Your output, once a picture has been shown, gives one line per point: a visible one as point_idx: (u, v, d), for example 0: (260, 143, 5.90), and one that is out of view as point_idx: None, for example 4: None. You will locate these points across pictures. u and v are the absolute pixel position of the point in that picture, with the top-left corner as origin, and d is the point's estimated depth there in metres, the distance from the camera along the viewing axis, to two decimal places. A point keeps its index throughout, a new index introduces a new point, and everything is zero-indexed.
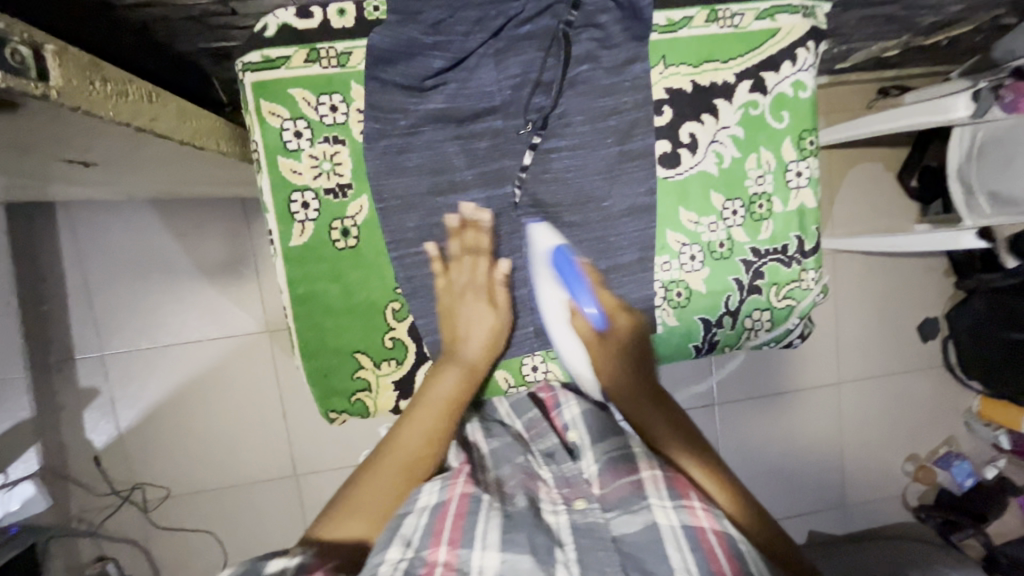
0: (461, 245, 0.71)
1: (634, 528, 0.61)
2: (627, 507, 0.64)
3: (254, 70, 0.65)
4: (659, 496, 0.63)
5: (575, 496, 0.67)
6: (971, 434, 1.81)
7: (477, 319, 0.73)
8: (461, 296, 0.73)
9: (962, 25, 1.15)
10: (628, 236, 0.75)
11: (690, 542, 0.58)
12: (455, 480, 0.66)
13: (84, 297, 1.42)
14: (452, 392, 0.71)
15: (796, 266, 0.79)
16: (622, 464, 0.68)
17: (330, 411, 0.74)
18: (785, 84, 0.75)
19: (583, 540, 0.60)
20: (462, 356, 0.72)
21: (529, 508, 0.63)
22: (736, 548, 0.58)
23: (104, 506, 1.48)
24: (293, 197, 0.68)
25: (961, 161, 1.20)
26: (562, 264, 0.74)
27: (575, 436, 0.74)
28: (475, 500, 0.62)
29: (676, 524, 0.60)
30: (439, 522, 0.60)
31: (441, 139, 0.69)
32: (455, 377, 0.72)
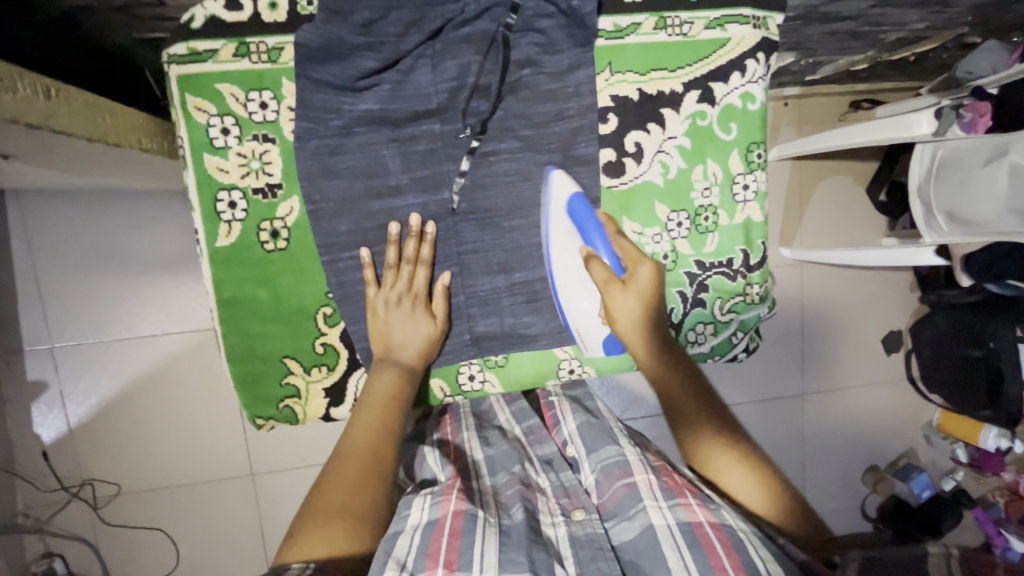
0: (400, 254, 0.69)
1: (631, 533, 0.66)
2: (622, 515, 0.69)
3: (179, 63, 0.62)
4: (653, 498, 0.68)
5: (573, 506, 0.73)
6: (929, 447, 1.82)
7: (413, 325, 0.70)
8: (403, 305, 0.69)
9: (929, 42, 1.14)
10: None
11: (686, 538, 0.61)
12: (447, 496, 0.66)
13: (34, 288, 1.37)
14: (396, 386, 0.70)
15: (741, 280, 0.79)
16: (615, 470, 0.75)
17: (257, 416, 0.72)
18: (733, 95, 0.74)
19: (582, 548, 0.64)
20: (399, 355, 0.70)
21: (525, 519, 0.66)
22: (733, 535, 0.60)
23: (53, 502, 1.44)
24: (220, 196, 0.65)
25: (922, 177, 1.20)
26: (578, 212, 0.67)
27: (573, 451, 0.85)
28: (470, 517, 0.62)
29: (671, 522, 0.63)
30: (436, 542, 0.59)
31: (376, 141, 0.66)
32: (394, 376, 0.70)
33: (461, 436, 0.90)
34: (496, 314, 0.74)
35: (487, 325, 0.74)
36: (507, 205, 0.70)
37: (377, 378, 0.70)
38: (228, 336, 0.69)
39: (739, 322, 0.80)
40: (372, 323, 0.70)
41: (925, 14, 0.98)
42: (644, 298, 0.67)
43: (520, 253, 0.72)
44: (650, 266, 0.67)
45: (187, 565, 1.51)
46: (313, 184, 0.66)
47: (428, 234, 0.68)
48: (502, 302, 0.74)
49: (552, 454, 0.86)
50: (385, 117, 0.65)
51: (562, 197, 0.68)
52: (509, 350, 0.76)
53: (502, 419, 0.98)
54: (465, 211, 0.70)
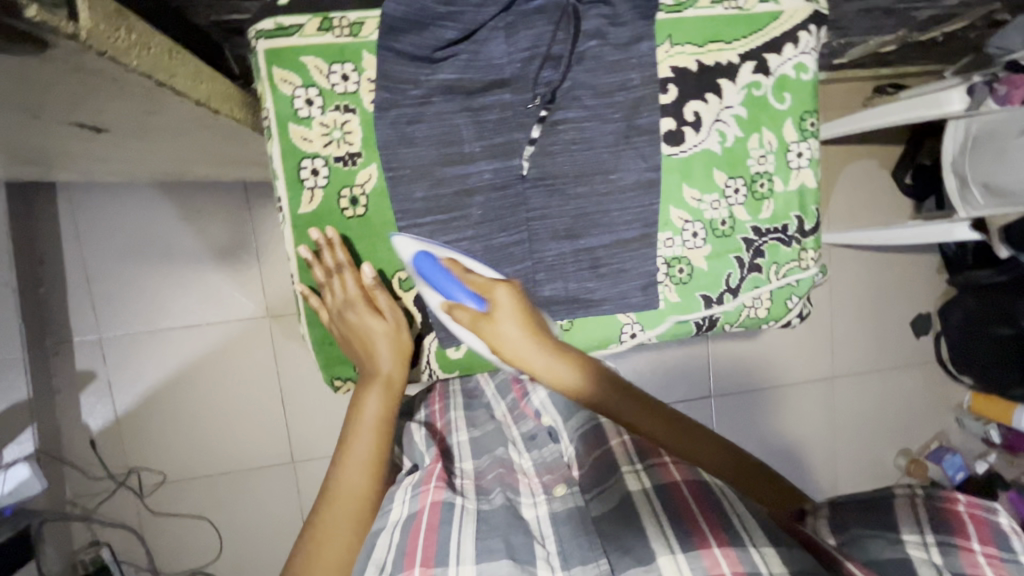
0: (324, 269, 0.71)
1: (610, 504, 0.64)
2: (599, 488, 0.68)
3: (268, 37, 0.66)
4: (628, 463, 0.68)
5: (555, 482, 0.73)
6: (961, 430, 1.83)
7: (372, 330, 0.72)
8: (348, 313, 0.71)
9: (959, 20, 1.17)
10: (631, 210, 0.75)
11: (662, 501, 0.61)
12: (425, 488, 0.67)
13: (85, 280, 1.42)
14: (383, 409, 0.71)
15: (795, 246, 0.81)
16: (591, 440, 0.75)
17: (335, 377, 0.77)
18: (787, 66, 0.76)
19: (561, 526, 0.64)
20: (380, 373, 0.72)
21: (504, 505, 0.67)
22: (710, 495, 0.60)
23: (100, 490, 1.47)
24: (303, 164, 0.68)
25: (956, 153, 1.22)
26: (426, 267, 0.68)
27: (549, 420, 0.84)
28: (447, 509, 0.63)
29: (647, 486, 0.64)
30: (413, 539, 0.59)
31: (452, 110, 0.69)
32: (379, 397, 0.72)
33: (447, 417, 0.92)
34: (560, 280, 0.76)
35: (552, 291, 0.76)
36: (573, 172, 0.73)
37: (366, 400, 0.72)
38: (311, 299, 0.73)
39: (794, 287, 0.82)
40: (347, 339, 0.72)
41: None
42: (516, 315, 0.69)
43: (585, 220, 0.75)
44: (504, 288, 0.68)
45: (230, 553, 1.53)
46: (390, 152, 0.69)
47: (332, 238, 0.70)
48: (566, 268, 0.76)
49: (534, 428, 0.85)
50: (460, 85, 0.68)
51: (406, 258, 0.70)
52: (571, 314, 0.77)
53: (489, 395, 0.98)
54: (534, 178, 0.72)
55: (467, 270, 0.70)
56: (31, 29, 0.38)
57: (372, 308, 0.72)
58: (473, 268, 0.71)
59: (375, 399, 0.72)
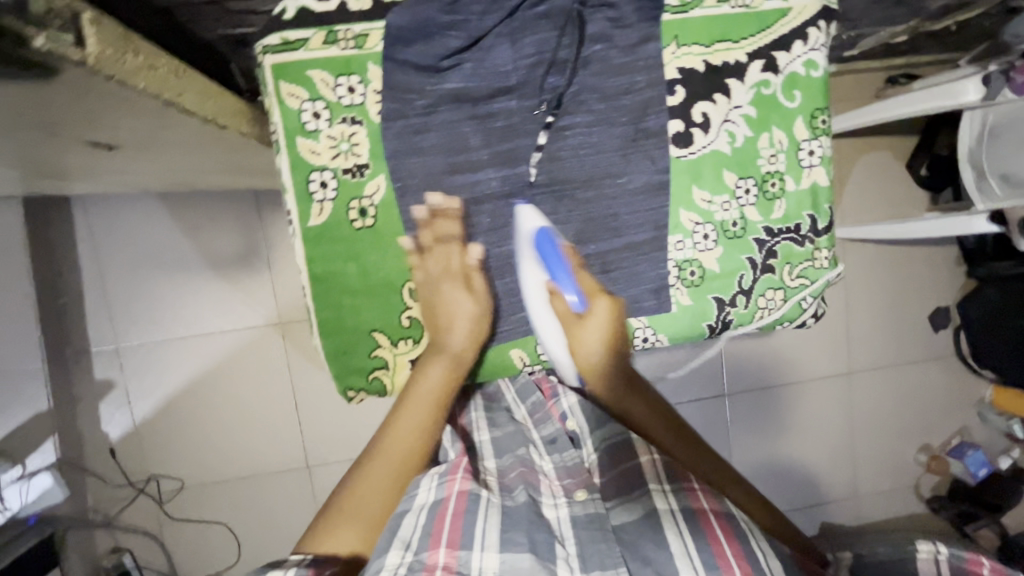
0: (431, 235, 0.70)
1: (631, 516, 0.70)
2: (624, 497, 0.73)
3: (274, 53, 0.66)
4: (657, 482, 0.73)
5: (576, 487, 0.76)
6: (983, 425, 1.79)
7: (455, 306, 0.71)
8: (441, 287, 0.71)
9: (974, 8, 1.14)
10: (640, 214, 0.75)
11: (688, 525, 0.67)
12: (453, 475, 0.70)
13: (101, 291, 1.44)
14: (443, 383, 0.72)
15: (808, 246, 0.80)
16: (619, 454, 0.78)
17: (348, 389, 0.74)
18: (796, 63, 0.75)
19: (581, 530, 0.68)
20: (450, 348, 0.71)
21: (527, 503, 0.69)
22: (733, 523, 0.67)
23: (121, 497, 1.49)
24: (312, 177, 0.69)
25: (973, 145, 1.18)
26: (544, 245, 0.70)
27: (574, 425, 0.85)
28: (474, 499, 0.67)
29: (673, 507, 0.69)
30: (438, 523, 0.64)
31: (457, 120, 0.69)
32: (444, 370, 0.72)
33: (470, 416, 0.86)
34: None
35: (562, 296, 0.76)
36: (581, 177, 0.73)
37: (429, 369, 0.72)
38: (322, 311, 0.72)
39: (808, 287, 0.81)
40: (422, 308, 0.72)
41: None
42: (605, 327, 0.73)
43: (594, 224, 0.74)
44: (606, 300, 0.72)
45: (249, 557, 1.55)
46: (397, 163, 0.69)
47: (452, 210, 0.70)
48: (577, 274, 0.75)
49: (556, 432, 0.83)
50: (465, 94, 0.68)
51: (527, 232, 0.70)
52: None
53: (510, 399, 0.89)
54: (544, 185, 0.72)
55: (579, 266, 0.73)
56: (37, 57, 0.39)
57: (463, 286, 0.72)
58: (585, 265, 0.74)
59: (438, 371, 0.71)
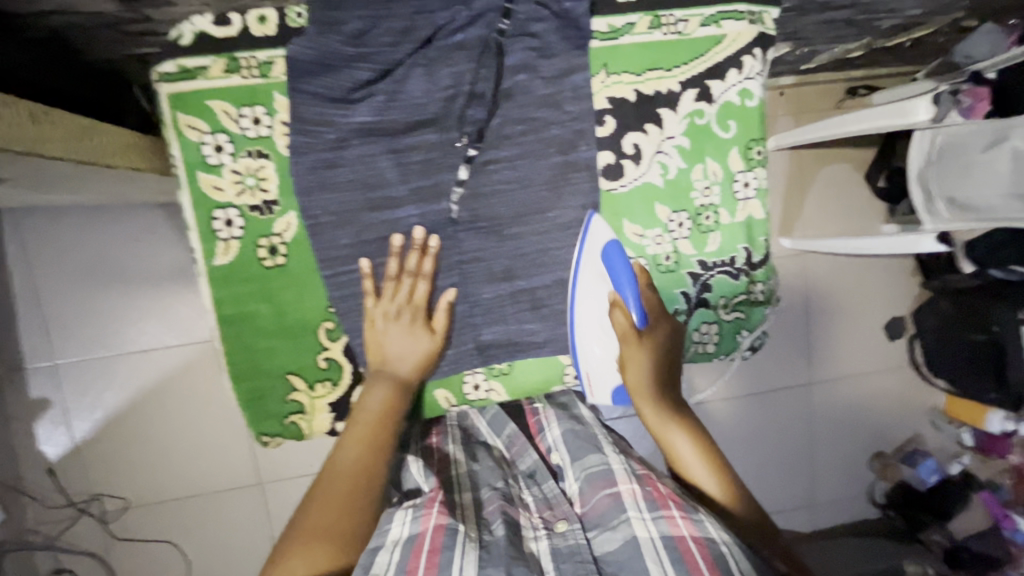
0: (400, 266, 0.67)
1: (615, 544, 0.62)
2: (605, 525, 0.65)
3: (170, 81, 0.62)
4: (637, 509, 0.64)
5: (556, 518, 0.69)
6: (937, 432, 1.82)
7: (397, 334, 0.67)
8: (398, 321, 0.67)
9: (925, 27, 1.13)
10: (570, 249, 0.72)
11: (670, 555, 0.57)
12: (428, 509, 0.60)
13: (34, 305, 1.36)
14: (389, 402, 0.66)
15: (743, 278, 0.78)
16: (600, 480, 0.71)
17: (262, 434, 0.70)
18: (731, 92, 0.73)
19: (563, 563, 0.61)
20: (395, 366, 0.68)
21: (507, 535, 0.62)
22: (716, 549, 0.57)
23: (62, 518, 1.44)
24: (216, 214, 0.65)
25: (921, 165, 1.18)
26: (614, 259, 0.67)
27: (558, 458, 0.81)
28: (452, 533, 0.57)
29: (655, 536, 0.60)
30: (414, 560, 0.54)
31: (374, 152, 0.65)
32: (389, 389, 0.66)
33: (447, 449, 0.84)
34: (497, 323, 0.72)
35: (490, 333, 0.72)
36: (507, 209, 0.69)
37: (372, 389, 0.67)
38: (231, 353, 0.68)
39: (744, 320, 0.79)
40: (369, 335, 0.68)
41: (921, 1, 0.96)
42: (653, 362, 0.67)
43: (521, 260, 0.71)
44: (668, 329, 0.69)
45: None
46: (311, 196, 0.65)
47: (431, 248, 0.67)
48: (506, 310, 0.72)
49: (536, 464, 0.82)
50: (381, 124, 0.64)
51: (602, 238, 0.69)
52: (511, 356, 0.74)
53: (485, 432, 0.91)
54: (466, 219, 0.68)
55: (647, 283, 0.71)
56: None
57: (423, 323, 0.68)
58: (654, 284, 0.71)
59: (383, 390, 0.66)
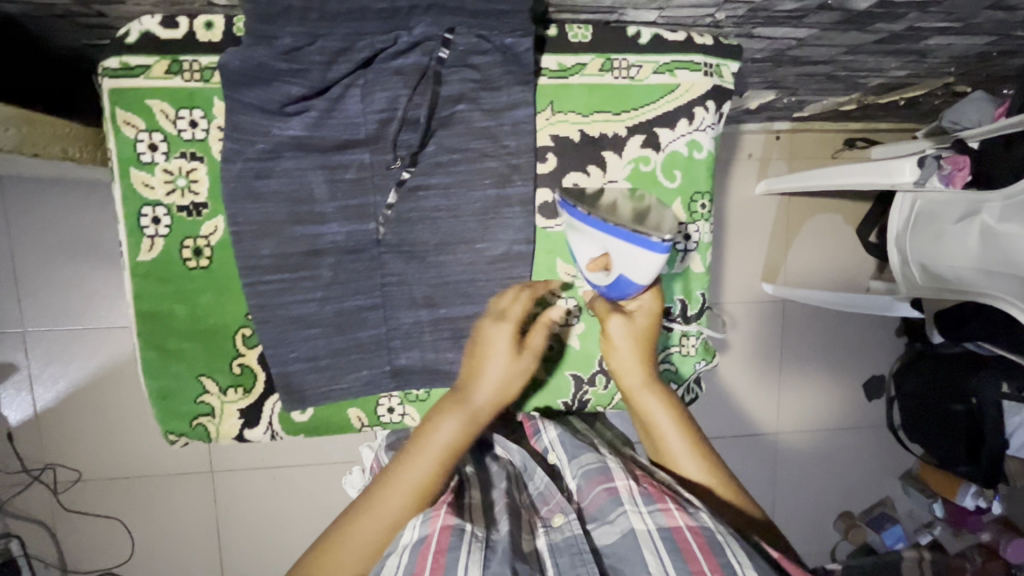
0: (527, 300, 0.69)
1: (613, 536, 0.64)
2: (604, 518, 0.67)
3: (112, 76, 0.62)
4: (632, 504, 0.65)
5: (554, 512, 0.69)
6: (908, 497, 1.77)
7: (496, 356, 0.65)
8: (492, 328, 0.66)
9: (916, 88, 1.11)
10: (497, 282, 0.71)
11: (667, 544, 0.60)
12: (437, 511, 0.62)
13: (10, 272, 1.38)
14: (457, 438, 0.64)
15: (676, 330, 0.76)
16: (595, 476, 0.72)
17: (168, 433, 0.70)
18: (679, 143, 0.72)
19: (561, 557, 0.62)
20: (472, 404, 0.65)
21: (511, 531, 0.63)
22: (711, 536, 0.60)
23: (14, 483, 1.46)
24: (144, 211, 0.65)
25: (899, 228, 1.14)
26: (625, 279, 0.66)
27: (553, 458, 0.79)
28: (456, 534, 0.59)
29: (652, 528, 0.62)
30: (421, 561, 0.57)
31: (304, 167, 0.65)
32: (458, 426, 0.64)
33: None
34: (416, 349, 0.71)
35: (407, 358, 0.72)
36: (435, 237, 0.68)
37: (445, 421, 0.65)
38: (144, 349, 0.67)
39: (674, 374, 0.77)
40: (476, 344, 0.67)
41: (905, 64, 0.94)
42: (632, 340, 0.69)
43: (446, 289, 0.70)
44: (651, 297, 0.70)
45: (144, 553, 1.52)
46: (234, 205, 0.64)
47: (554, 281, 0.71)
48: (426, 337, 0.71)
49: (525, 460, 0.80)
50: (314, 140, 0.64)
51: (619, 265, 0.65)
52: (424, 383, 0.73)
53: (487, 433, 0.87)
54: (394, 242, 0.68)
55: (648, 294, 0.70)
56: None
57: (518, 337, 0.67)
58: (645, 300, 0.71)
59: (454, 425, 0.64)
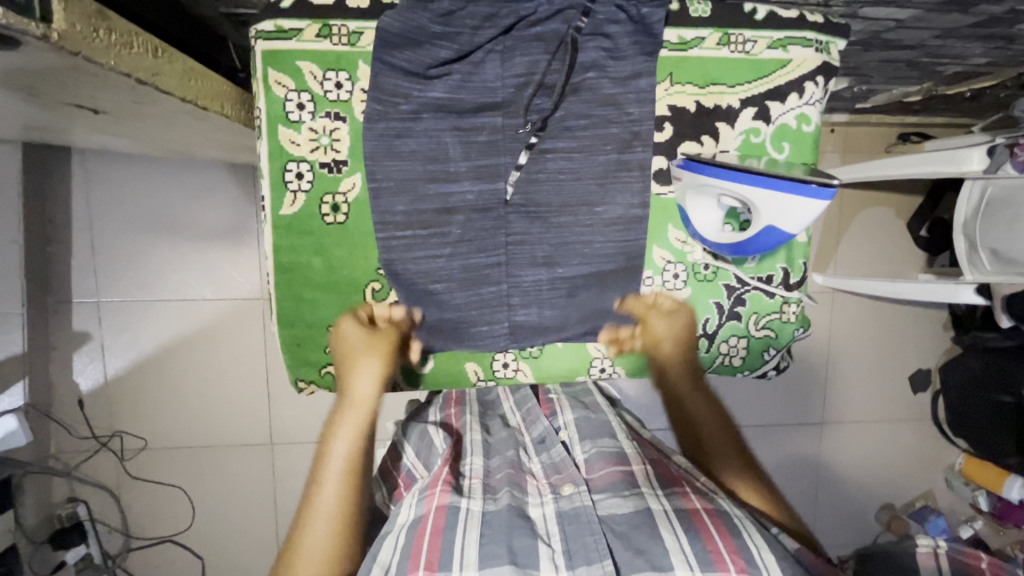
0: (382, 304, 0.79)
1: (624, 509, 0.71)
2: (616, 493, 0.74)
3: (266, 39, 0.70)
4: (649, 487, 0.74)
5: (562, 482, 0.78)
6: (949, 492, 1.78)
7: (359, 350, 0.77)
8: (342, 334, 0.77)
9: (986, 78, 1.14)
10: (601, 226, 0.79)
11: (682, 522, 0.66)
12: (432, 491, 0.72)
13: (88, 243, 1.41)
14: (357, 432, 0.75)
15: (778, 298, 0.83)
16: (605, 458, 0.82)
17: (298, 379, 0.82)
18: (789, 116, 0.77)
19: (569, 525, 0.68)
20: (355, 397, 0.76)
21: (509, 502, 0.72)
22: (727, 519, 0.66)
23: (83, 449, 1.49)
24: (289, 167, 0.74)
25: (968, 216, 1.20)
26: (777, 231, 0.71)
27: (565, 436, 0.91)
28: (451, 514, 0.68)
29: (667, 508, 0.69)
30: (418, 536, 0.65)
31: (440, 128, 0.74)
32: (354, 421, 0.75)
33: (464, 419, 0.97)
34: (535, 305, 0.81)
35: (519, 300, 0.81)
36: (555, 190, 0.77)
37: (343, 424, 0.76)
38: (281, 298, 0.78)
39: (772, 338, 0.85)
40: (344, 348, 0.77)
41: (987, 50, 0.96)
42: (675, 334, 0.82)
43: (564, 249, 0.79)
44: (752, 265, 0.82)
45: (203, 522, 1.55)
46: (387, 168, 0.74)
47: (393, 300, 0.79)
48: (536, 282, 0.80)
49: (545, 432, 0.91)
50: (455, 109, 0.73)
51: (769, 218, 0.70)
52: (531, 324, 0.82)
53: (506, 407, 1.05)
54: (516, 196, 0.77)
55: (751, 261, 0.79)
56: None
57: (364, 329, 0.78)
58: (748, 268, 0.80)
59: (350, 423, 0.75)
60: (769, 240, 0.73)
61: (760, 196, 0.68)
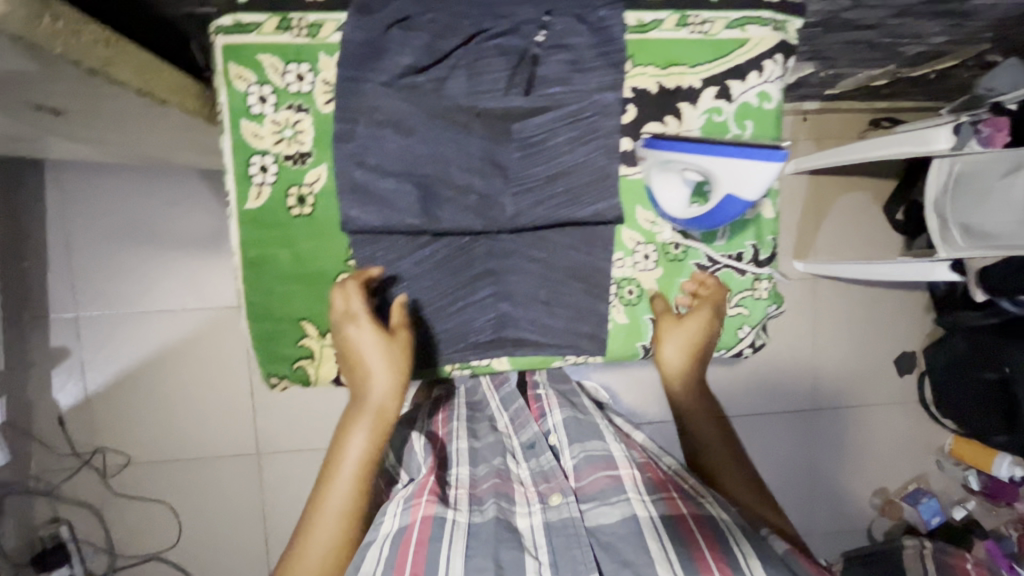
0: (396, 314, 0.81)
1: (612, 517, 0.70)
2: (604, 500, 0.73)
3: (226, 33, 0.73)
4: (638, 492, 0.73)
5: (551, 491, 0.77)
6: (942, 473, 1.78)
7: (371, 353, 0.76)
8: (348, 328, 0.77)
9: (948, 58, 1.16)
10: (579, 236, 0.84)
11: (667, 529, 0.67)
12: (419, 500, 0.71)
13: (64, 257, 1.39)
14: (367, 451, 0.72)
15: (749, 275, 0.89)
16: (595, 461, 0.80)
17: (272, 374, 0.86)
18: (750, 94, 0.81)
19: (556, 537, 0.69)
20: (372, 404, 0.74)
21: (494, 514, 0.71)
22: (714, 527, 0.67)
23: (64, 467, 1.45)
24: (253, 159, 0.78)
25: (938, 193, 1.22)
26: (728, 202, 0.73)
27: (554, 439, 0.89)
28: (438, 524, 0.67)
29: (653, 515, 0.69)
30: (404, 547, 0.64)
31: (410, 109, 0.77)
32: (367, 435, 0.73)
33: (449, 427, 0.94)
34: (510, 288, 0.86)
35: (510, 276, 0.85)
36: (519, 175, 0.81)
37: (355, 435, 0.73)
38: (253, 293, 0.82)
39: (744, 316, 0.91)
40: (352, 343, 0.77)
41: (945, 28, 0.98)
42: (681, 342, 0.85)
43: (535, 233, 0.84)
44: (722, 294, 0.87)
45: (189, 538, 1.52)
46: (362, 180, 0.79)
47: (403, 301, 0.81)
48: (525, 263, 0.85)
49: (535, 438, 0.90)
50: (426, 126, 0.77)
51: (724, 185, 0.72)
52: (521, 332, 0.88)
53: (493, 407, 1.01)
54: (486, 207, 0.81)
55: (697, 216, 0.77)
56: None
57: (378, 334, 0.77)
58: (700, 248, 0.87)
59: (363, 435, 0.72)
60: (724, 212, 0.75)
61: (715, 163, 0.71)
